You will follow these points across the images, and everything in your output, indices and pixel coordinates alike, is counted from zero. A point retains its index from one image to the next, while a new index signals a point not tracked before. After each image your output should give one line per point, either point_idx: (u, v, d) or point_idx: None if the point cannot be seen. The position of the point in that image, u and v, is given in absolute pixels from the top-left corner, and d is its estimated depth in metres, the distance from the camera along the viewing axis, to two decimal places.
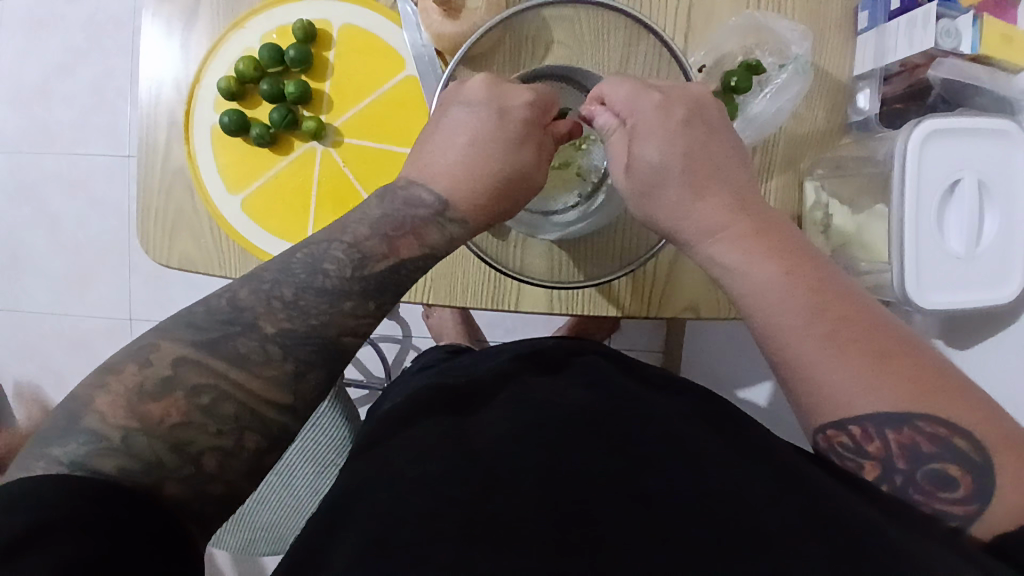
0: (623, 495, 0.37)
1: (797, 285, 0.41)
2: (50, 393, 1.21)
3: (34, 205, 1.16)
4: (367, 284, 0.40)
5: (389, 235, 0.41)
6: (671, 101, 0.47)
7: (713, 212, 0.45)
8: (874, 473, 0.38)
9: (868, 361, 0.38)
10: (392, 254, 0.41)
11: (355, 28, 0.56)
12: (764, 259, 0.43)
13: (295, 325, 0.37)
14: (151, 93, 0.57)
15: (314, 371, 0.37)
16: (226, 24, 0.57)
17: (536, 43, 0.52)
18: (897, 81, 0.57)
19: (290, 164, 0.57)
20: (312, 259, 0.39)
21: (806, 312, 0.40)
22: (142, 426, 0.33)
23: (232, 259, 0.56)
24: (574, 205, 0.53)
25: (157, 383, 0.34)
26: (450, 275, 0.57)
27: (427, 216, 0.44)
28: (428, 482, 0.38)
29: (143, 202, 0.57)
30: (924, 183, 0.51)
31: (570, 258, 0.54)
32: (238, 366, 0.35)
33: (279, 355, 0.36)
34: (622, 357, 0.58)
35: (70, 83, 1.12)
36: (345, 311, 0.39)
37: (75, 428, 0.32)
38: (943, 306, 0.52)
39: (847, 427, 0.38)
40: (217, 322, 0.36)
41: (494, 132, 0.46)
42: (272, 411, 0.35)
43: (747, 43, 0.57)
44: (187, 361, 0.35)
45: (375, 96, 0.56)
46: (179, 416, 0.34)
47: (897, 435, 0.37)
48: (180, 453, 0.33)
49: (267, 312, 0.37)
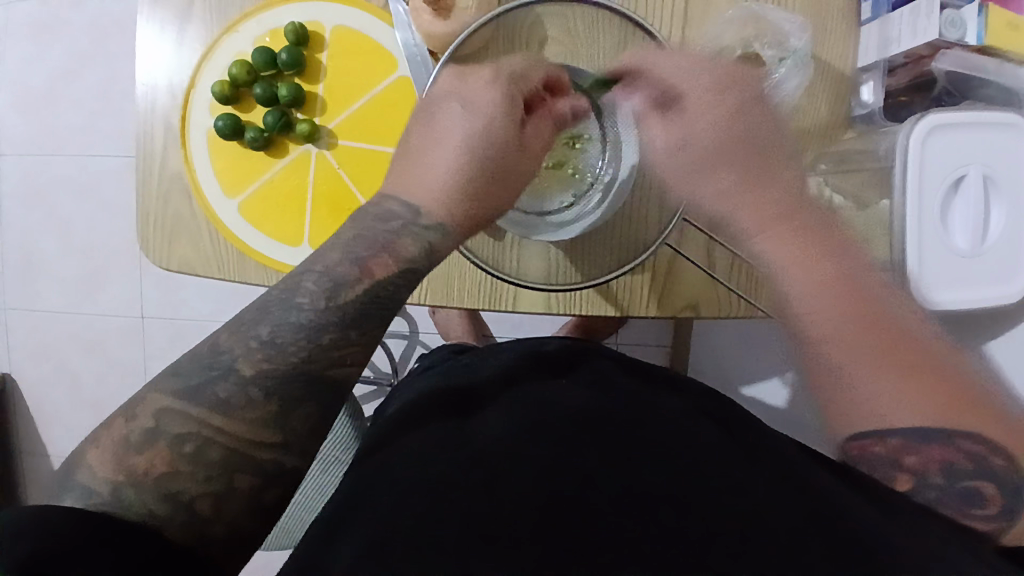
0: (625, 499, 0.37)
1: (832, 273, 0.42)
2: (66, 394, 1.23)
3: (44, 209, 1.17)
4: (346, 314, 0.38)
5: (363, 257, 0.39)
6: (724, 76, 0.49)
7: (752, 205, 0.46)
8: (908, 484, 0.36)
9: (901, 376, 0.37)
10: (365, 276, 0.38)
11: (347, 29, 0.56)
12: (795, 268, 0.43)
13: (275, 365, 0.36)
14: (147, 98, 0.57)
15: (304, 405, 0.36)
16: (219, 28, 0.57)
17: (528, 38, 0.51)
18: (901, 72, 0.55)
19: (284, 167, 0.57)
20: (286, 294, 0.38)
21: (845, 329, 0.39)
22: (130, 478, 0.33)
23: (231, 262, 0.56)
24: (570, 204, 0.52)
25: (142, 435, 0.34)
26: (448, 276, 0.56)
27: (397, 228, 0.41)
28: (429, 486, 0.38)
29: (142, 208, 0.57)
30: (926, 174, 0.49)
31: (569, 259, 0.55)
32: (220, 412, 0.35)
33: (260, 397, 0.35)
34: (635, 361, 0.57)
35: (76, 86, 1.13)
36: (327, 344, 0.37)
37: (69, 483, 0.33)
38: (949, 304, 0.51)
39: (879, 437, 0.36)
40: (197, 368, 0.36)
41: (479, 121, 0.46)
42: (264, 453, 0.35)
43: (746, 34, 0.54)
44: (171, 412, 0.35)
45: (370, 97, 0.56)
46: (164, 467, 0.33)
47: (933, 450, 0.35)
48: (171, 501, 0.33)
49: (249, 357, 0.36)
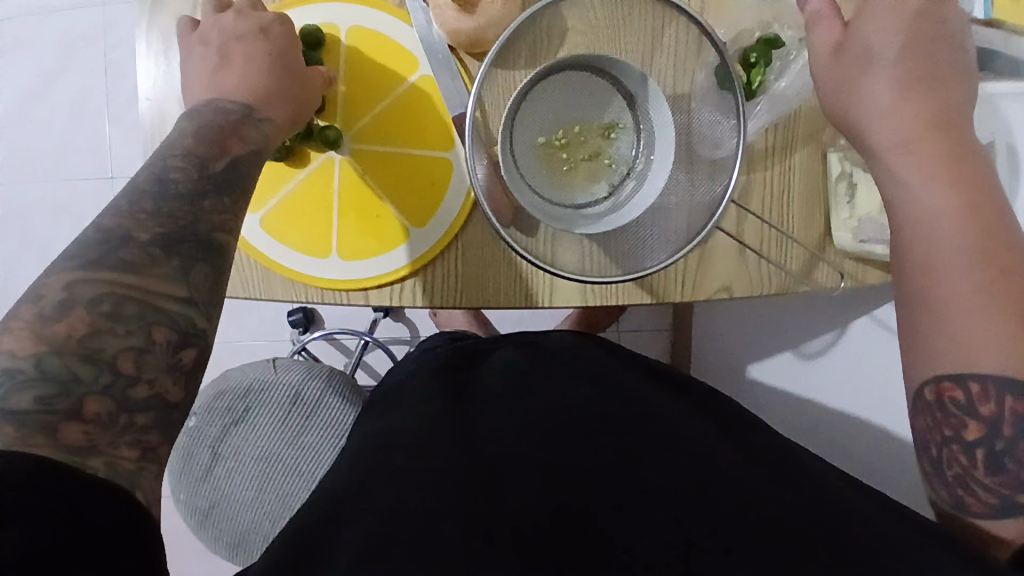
0: (633, 513, 0.36)
1: (985, 253, 0.39)
2: None
3: (19, 234, 1.12)
4: (216, 180, 0.42)
5: (215, 138, 0.44)
6: (909, 48, 0.44)
7: (901, 120, 0.43)
8: (975, 433, 0.38)
9: (1007, 316, 0.37)
10: (224, 151, 0.44)
11: (363, 30, 0.55)
12: (945, 186, 0.41)
13: (167, 228, 0.38)
14: (155, 111, 0.56)
15: (198, 265, 0.38)
16: None
17: (550, 33, 0.50)
18: None
19: (308, 175, 0.55)
20: (156, 173, 0.41)
21: (968, 253, 0.39)
22: (52, 346, 0.32)
23: (256, 279, 0.55)
24: (605, 195, 0.52)
25: (55, 305, 0.33)
26: (481, 278, 0.55)
27: (237, 120, 0.46)
28: (430, 482, 0.37)
29: None
30: None
31: (604, 250, 0.52)
32: (133, 275, 0.35)
33: (163, 256, 0.37)
34: (623, 352, 0.59)
35: (46, 107, 1.09)
36: (207, 209, 0.41)
37: None
38: None
39: (964, 382, 0.38)
40: (94, 246, 0.36)
41: (275, 41, 0.50)
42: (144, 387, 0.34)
43: (765, 17, 0.55)
44: (82, 279, 0.34)
45: (392, 98, 0.55)
46: (85, 331, 0.33)
47: (1016, 402, 0.36)
48: (92, 362, 0.33)
49: (138, 224, 0.37)
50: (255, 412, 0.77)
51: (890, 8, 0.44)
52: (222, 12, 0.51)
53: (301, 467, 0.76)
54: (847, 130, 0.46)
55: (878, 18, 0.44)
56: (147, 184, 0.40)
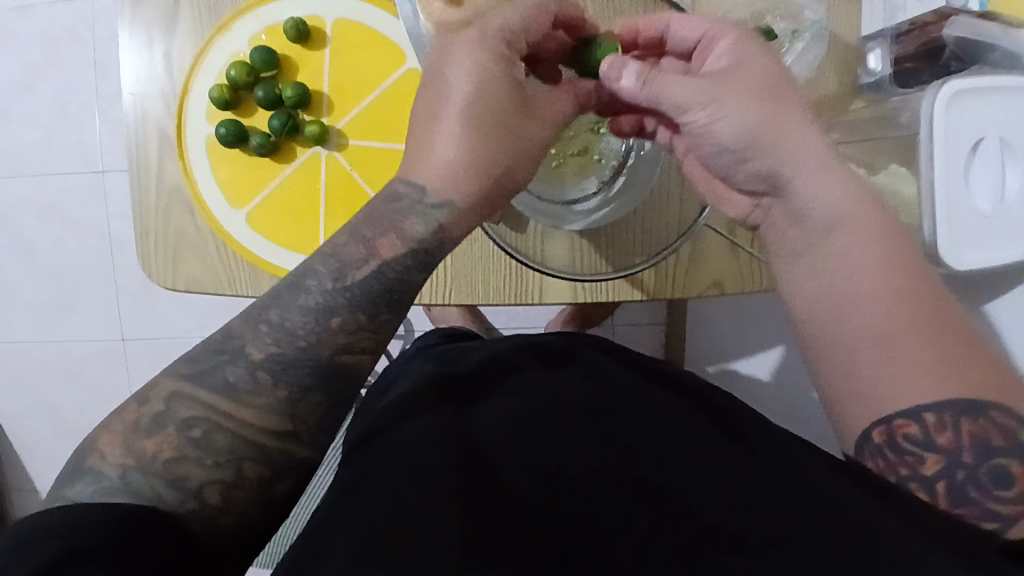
0: (627, 509, 0.34)
1: (904, 298, 0.39)
2: (47, 423, 1.17)
3: (7, 232, 1.11)
4: (355, 297, 0.38)
5: (371, 238, 0.39)
6: (765, 89, 0.43)
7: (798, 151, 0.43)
8: (934, 468, 0.35)
9: (926, 342, 0.37)
10: (372, 257, 0.39)
11: (351, 23, 0.54)
12: (877, 240, 0.41)
13: (283, 349, 0.37)
14: (137, 107, 0.55)
15: (311, 395, 0.36)
16: (210, 28, 0.55)
17: None
18: (908, 40, 0.55)
19: (294, 171, 0.55)
20: (311, 277, 0.38)
21: (894, 287, 0.40)
22: (140, 463, 0.33)
23: (243, 277, 0.54)
24: (595, 191, 0.51)
25: (151, 419, 0.35)
26: (470, 274, 0.55)
27: (404, 207, 0.40)
28: (420, 479, 0.37)
29: (140, 228, 0.55)
30: (953, 140, 0.49)
31: (593, 246, 0.53)
32: (228, 397, 0.35)
33: (269, 381, 0.36)
34: (629, 352, 0.55)
35: (29, 101, 1.07)
36: (336, 328, 0.38)
37: (83, 468, 0.33)
38: (984, 266, 0.50)
39: (919, 415, 0.36)
40: (208, 352, 0.37)
41: (492, 102, 0.41)
42: (269, 440, 0.35)
43: (757, 8, 0.55)
44: (181, 395, 0.35)
45: (379, 91, 0.54)
46: (173, 451, 0.34)
47: (971, 424, 0.34)
48: (179, 487, 0.33)
49: (256, 339, 0.37)
50: None
51: (742, 53, 0.44)
52: (459, 55, 0.42)
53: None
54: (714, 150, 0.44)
55: (756, 53, 0.43)
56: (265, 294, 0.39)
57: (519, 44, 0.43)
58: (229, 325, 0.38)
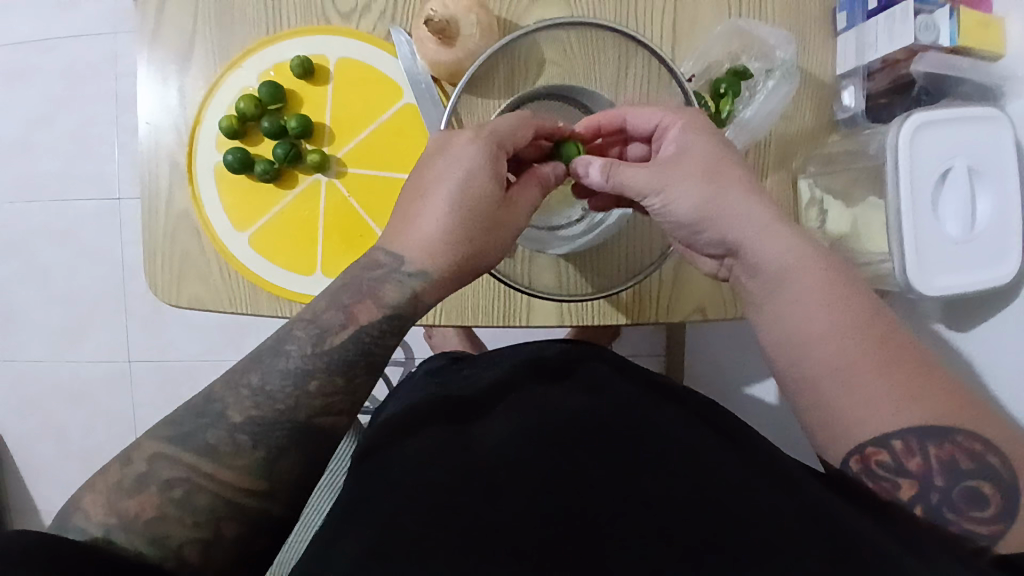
0: (630, 520, 0.36)
1: (872, 337, 0.40)
2: (53, 445, 1.19)
3: (23, 257, 1.15)
4: (330, 360, 0.42)
5: (348, 305, 0.43)
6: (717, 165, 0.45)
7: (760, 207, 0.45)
8: (910, 493, 0.37)
9: (887, 374, 0.39)
10: (350, 323, 0.43)
11: (352, 61, 0.58)
12: (842, 284, 0.42)
13: (263, 411, 0.40)
14: (151, 137, 0.59)
15: (285, 454, 0.40)
16: (222, 65, 0.59)
17: (528, 61, 0.53)
18: (880, 76, 0.58)
19: (295, 197, 0.58)
20: (279, 340, 0.42)
21: (858, 320, 0.41)
22: (121, 521, 0.37)
23: (243, 296, 0.58)
24: (579, 219, 0.55)
25: (134, 480, 0.38)
26: (460, 295, 0.58)
27: (382, 276, 0.44)
28: (429, 494, 0.38)
29: (149, 249, 0.58)
30: (918, 171, 0.52)
31: (577, 270, 0.54)
32: (209, 458, 0.39)
33: (247, 444, 0.40)
34: (633, 366, 0.54)
35: (52, 132, 1.13)
36: (312, 392, 0.41)
37: (68, 527, 0.36)
38: (948, 289, 0.53)
39: (889, 442, 0.38)
40: (190, 416, 0.40)
41: (469, 180, 0.45)
42: (245, 498, 0.39)
43: (732, 49, 0.59)
44: (162, 457, 0.39)
45: (377, 124, 0.58)
46: (152, 511, 0.37)
47: (938, 450, 0.37)
48: (159, 545, 0.37)
49: (236, 404, 0.40)
50: None
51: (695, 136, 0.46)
52: (450, 141, 0.46)
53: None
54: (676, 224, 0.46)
55: (704, 138, 0.46)
56: (247, 359, 0.42)
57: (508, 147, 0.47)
58: (209, 389, 0.42)
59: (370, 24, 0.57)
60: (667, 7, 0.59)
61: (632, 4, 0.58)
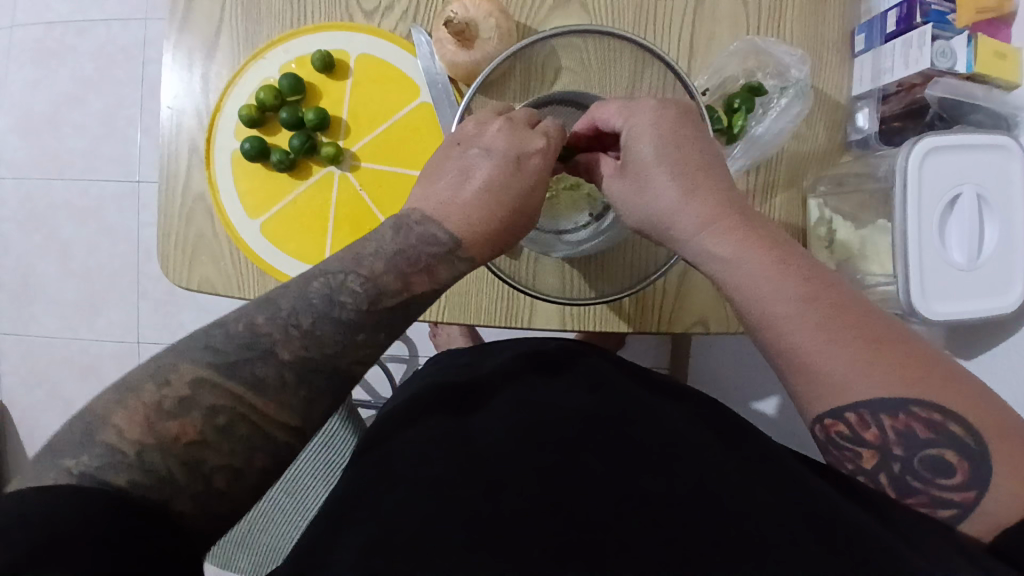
0: (629, 506, 0.37)
1: (844, 325, 0.38)
2: (59, 417, 1.21)
3: (43, 232, 1.17)
4: (379, 318, 0.41)
5: (405, 271, 0.43)
6: (680, 158, 0.45)
7: (701, 205, 0.45)
8: (873, 462, 0.38)
9: (860, 351, 0.38)
10: (405, 291, 0.43)
11: (372, 58, 0.59)
12: (784, 267, 0.42)
13: (313, 354, 0.39)
14: (173, 121, 0.60)
15: (321, 399, 0.39)
16: (246, 55, 0.60)
17: (545, 67, 0.53)
18: (895, 100, 0.59)
19: (309, 187, 0.59)
20: (329, 290, 0.41)
21: (813, 299, 0.40)
22: (158, 441, 0.34)
23: (250, 281, 0.59)
24: (585, 224, 0.55)
25: (175, 403, 0.35)
26: (464, 295, 0.59)
27: (439, 255, 0.45)
28: (431, 490, 0.38)
29: (163, 228, 0.60)
30: (925, 193, 0.52)
31: (581, 275, 0.55)
32: (254, 389, 0.37)
33: (293, 381, 0.38)
34: (633, 365, 0.55)
35: (79, 112, 1.15)
36: (357, 342, 0.40)
37: (91, 440, 0.33)
38: (948, 316, 0.53)
39: (843, 415, 0.38)
40: (237, 346, 0.38)
41: (507, 170, 0.47)
42: (280, 431, 0.37)
43: (748, 66, 0.59)
44: (205, 383, 0.36)
45: (393, 120, 0.59)
46: (193, 434, 0.35)
47: (892, 421, 0.36)
48: (193, 470, 0.34)
49: (283, 341, 0.38)
50: None
51: (659, 133, 0.46)
52: (486, 127, 0.48)
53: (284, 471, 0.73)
54: (659, 220, 0.46)
55: (668, 142, 0.45)
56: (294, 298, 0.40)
57: (552, 134, 0.49)
58: (253, 322, 0.39)
59: (391, 23, 0.58)
60: (685, 23, 0.60)
61: (651, 16, 0.59)
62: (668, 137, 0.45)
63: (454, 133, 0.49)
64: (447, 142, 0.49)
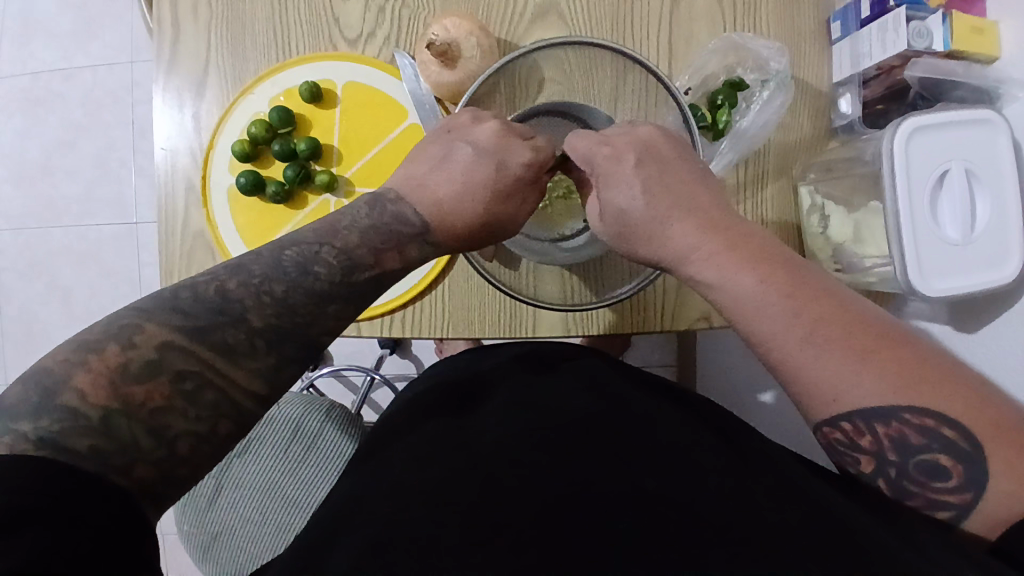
0: (620, 496, 0.37)
1: (834, 318, 0.39)
2: None
3: (43, 278, 1.18)
4: (352, 290, 0.42)
5: (377, 247, 0.44)
6: (657, 191, 0.47)
7: (682, 234, 0.46)
8: (870, 466, 0.39)
9: (852, 358, 0.38)
10: (376, 265, 0.44)
11: (358, 84, 0.60)
12: (758, 272, 0.42)
13: (283, 322, 0.39)
14: (168, 161, 0.61)
15: (291, 367, 0.40)
16: (234, 91, 0.61)
17: (529, 80, 0.53)
18: (875, 83, 0.60)
19: (306, 216, 0.60)
20: (302, 259, 0.41)
21: (811, 302, 0.40)
22: (123, 407, 0.34)
23: None
24: (581, 230, 0.55)
25: (142, 366, 0.35)
26: (466, 311, 0.60)
27: (409, 235, 0.46)
28: (427, 492, 0.38)
29: (165, 266, 0.60)
30: (913, 171, 0.52)
31: (580, 279, 0.56)
32: (224, 356, 0.37)
33: (265, 348, 0.38)
34: (634, 369, 0.54)
35: (72, 158, 1.17)
36: (329, 312, 0.41)
37: (49, 405, 0.32)
38: (948, 291, 0.53)
39: (840, 423, 0.38)
40: (206, 310, 0.38)
41: (486, 168, 0.49)
42: (247, 400, 0.38)
43: (728, 62, 0.60)
44: (175, 347, 0.36)
45: (382, 143, 0.60)
46: (162, 401, 0.35)
47: (886, 429, 0.37)
48: (157, 436, 0.34)
49: (258, 307, 0.39)
50: (260, 444, 0.75)
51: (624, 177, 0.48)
52: (480, 123, 0.50)
53: (294, 489, 0.74)
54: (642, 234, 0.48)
55: (632, 181, 0.47)
56: (267, 268, 0.41)
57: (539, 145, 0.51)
58: (224, 286, 0.39)
59: (375, 48, 0.60)
60: (663, 25, 0.61)
61: (628, 21, 0.60)
62: (636, 176, 0.47)
63: (449, 122, 0.51)
64: (439, 130, 0.51)
